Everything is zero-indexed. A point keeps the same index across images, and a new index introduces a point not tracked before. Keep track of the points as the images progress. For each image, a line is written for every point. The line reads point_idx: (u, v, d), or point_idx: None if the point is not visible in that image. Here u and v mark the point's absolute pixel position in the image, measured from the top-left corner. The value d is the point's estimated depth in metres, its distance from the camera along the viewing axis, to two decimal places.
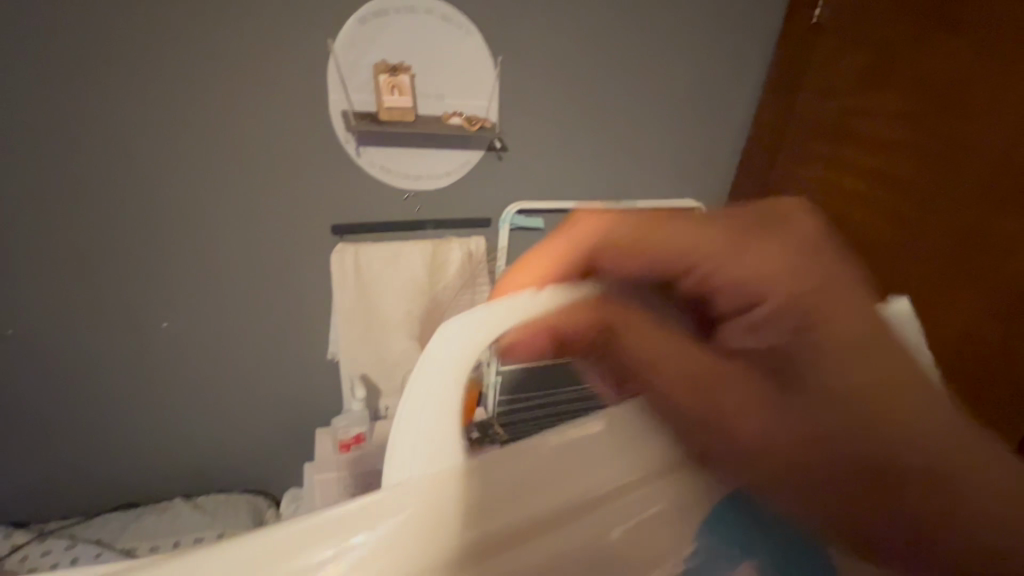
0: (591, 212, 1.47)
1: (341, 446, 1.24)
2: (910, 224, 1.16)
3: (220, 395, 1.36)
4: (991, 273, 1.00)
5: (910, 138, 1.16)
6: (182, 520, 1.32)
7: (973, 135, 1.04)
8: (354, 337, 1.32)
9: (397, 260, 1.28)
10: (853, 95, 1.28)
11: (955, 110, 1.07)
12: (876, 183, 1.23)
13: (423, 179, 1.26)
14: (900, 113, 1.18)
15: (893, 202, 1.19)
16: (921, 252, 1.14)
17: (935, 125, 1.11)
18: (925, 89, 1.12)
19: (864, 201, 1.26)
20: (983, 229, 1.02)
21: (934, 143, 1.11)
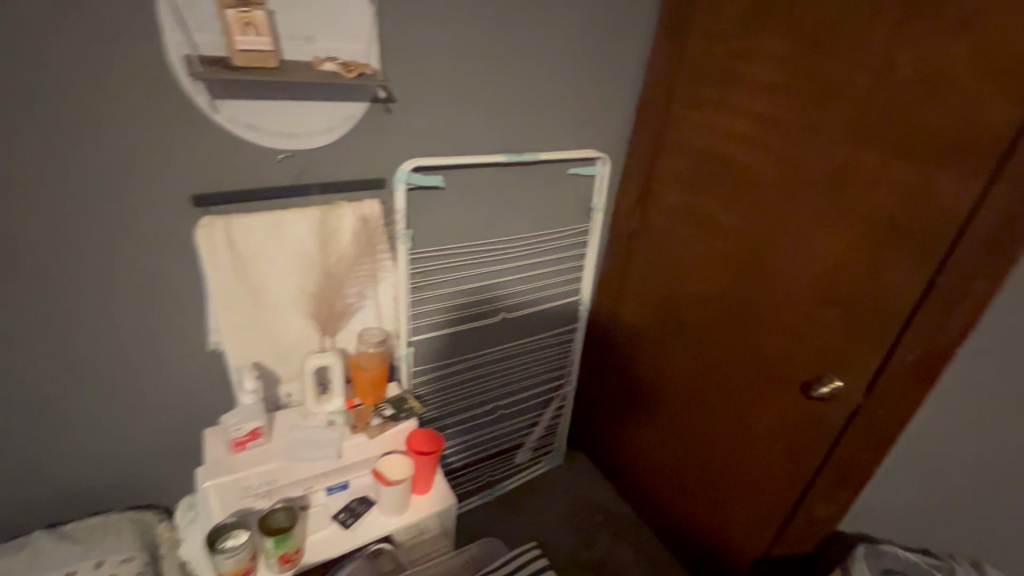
0: (493, 167, 1.40)
1: (236, 445, 1.09)
2: (776, 183, 1.26)
3: (77, 410, 1.15)
4: (839, 235, 1.15)
5: (781, 100, 1.23)
6: (47, 555, 1.13)
7: (833, 106, 1.13)
8: (239, 325, 1.17)
9: (281, 231, 1.14)
10: (734, 54, 1.32)
11: (817, 79, 1.15)
12: (749, 141, 1.31)
13: (299, 136, 1.10)
14: (774, 73, 1.24)
15: (763, 162, 1.29)
16: (783, 211, 1.25)
17: (800, 91, 1.19)
18: (796, 51, 1.18)
19: (738, 159, 1.34)
20: (835, 202, 1.15)
21: (800, 109, 1.19)
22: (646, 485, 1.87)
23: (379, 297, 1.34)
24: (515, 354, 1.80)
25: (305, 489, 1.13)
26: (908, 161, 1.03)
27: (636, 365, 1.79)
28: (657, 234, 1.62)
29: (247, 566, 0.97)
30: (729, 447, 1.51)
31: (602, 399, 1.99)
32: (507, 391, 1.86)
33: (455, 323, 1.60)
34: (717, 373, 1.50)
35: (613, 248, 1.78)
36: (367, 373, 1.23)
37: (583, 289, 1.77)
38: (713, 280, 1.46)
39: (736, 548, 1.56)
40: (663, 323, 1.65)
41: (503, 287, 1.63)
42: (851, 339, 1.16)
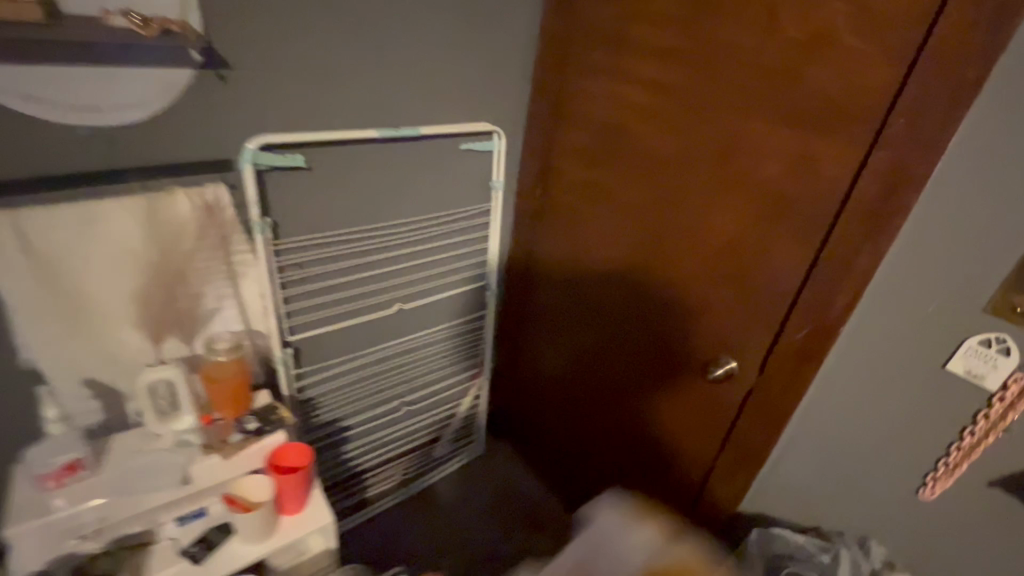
0: (367, 144, 1.25)
1: (47, 482, 0.90)
2: (667, 156, 1.19)
3: None
4: (728, 210, 1.10)
5: (668, 65, 1.15)
6: None
7: (718, 70, 1.05)
8: (50, 338, 0.98)
9: (93, 225, 0.95)
10: (621, 15, 1.22)
11: (702, 41, 1.07)
12: (639, 111, 1.23)
13: (105, 110, 0.92)
14: (660, 35, 1.15)
15: (654, 132, 1.21)
16: (676, 186, 1.19)
17: (686, 54, 1.11)
18: (680, 10, 1.10)
19: (630, 130, 1.26)
20: (723, 174, 1.09)
21: (687, 75, 1.11)
22: (566, 472, 1.82)
23: (242, 297, 1.17)
24: (419, 346, 1.67)
25: (148, 523, 0.98)
26: (790, 129, 0.97)
27: (549, 351, 1.71)
28: (561, 213, 1.52)
29: None
30: (640, 432, 1.46)
31: (519, 386, 1.91)
32: (415, 386, 1.74)
33: (343, 317, 1.45)
34: (625, 358, 1.43)
35: (520, 229, 1.68)
36: (222, 384, 1.07)
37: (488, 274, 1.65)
38: (617, 260, 1.38)
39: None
40: (572, 307, 1.57)
41: (395, 275, 1.49)
42: (744, 318, 1.12)
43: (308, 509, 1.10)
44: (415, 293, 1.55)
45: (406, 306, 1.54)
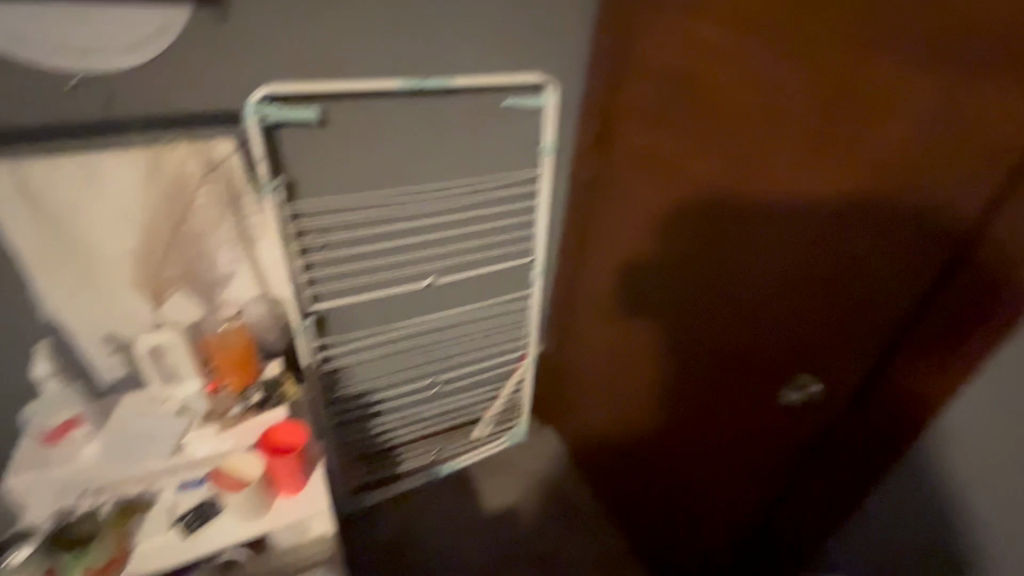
0: (392, 97, 1.11)
1: (46, 437, 0.91)
2: (737, 109, 0.90)
3: None
4: (818, 182, 0.80)
5: None
6: None
7: None
8: (61, 293, 0.98)
9: (93, 178, 0.91)
10: None
11: None
12: (705, 51, 0.95)
13: (98, 54, 0.85)
14: None
15: (721, 79, 0.92)
16: (747, 150, 0.90)
17: None
18: None
19: (693, 78, 0.99)
20: (812, 133, 0.80)
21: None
22: (612, 478, 1.62)
23: (257, 261, 1.11)
24: (456, 323, 1.53)
25: (146, 486, 0.97)
26: (923, 62, 0.66)
27: (598, 340, 1.50)
28: (619, 181, 1.27)
29: None
30: (691, 449, 1.22)
31: (568, 374, 1.72)
32: (450, 364, 1.62)
33: (371, 288, 1.33)
34: (678, 360, 1.18)
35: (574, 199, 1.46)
36: (224, 351, 1.03)
37: (536, 247, 1.45)
38: (677, 241, 1.11)
39: (697, 559, 1.32)
40: (624, 291, 1.33)
41: (428, 246, 1.34)
42: (834, 328, 0.84)
43: (305, 492, 1.02)
44: (450, 266, 1.40)
45: (440, 281, 1.40)
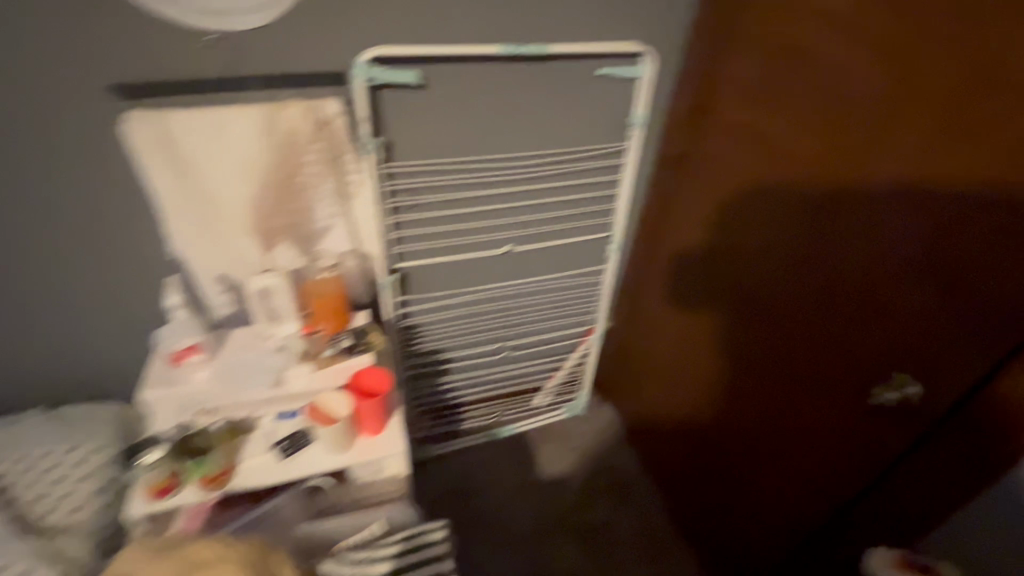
0: (489, 63, 1.12)
1: (172, 358, 1.04)
2: (859, 81, 0.82)
3: (47, 306, 1.16)
4: (947, 166, 0.72)
5: None
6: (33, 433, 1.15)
7: None
8: (188, 234, 1.09)
9: (220, 131, 1.00)
10: None
11: None
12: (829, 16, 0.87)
13: (225, 14, 0.90)
14: None
15: (844, 46, 0.84)
16: (866, 127, 0.82)
17: None
18: None
19: (812, 46, 0.91)
20: (948, 109, 0.71)
21: None
22: (670, 464, 1.60)
23: (352, 216, 1.18)
24: (528, 291, 1.56)
25: (250, 411, 1.09)
26: None
27: (668, 324, 1.47)
28: (708, 159, 1.22)
29: (169, 480, 0.96)
30: (755, 441, 1.19)
31: (633, 353, 1.71)
32: (517, 332, 1.65)
33: (450, 251, 1.38)
34: (751, 349, 1.14)
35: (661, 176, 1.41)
36: (320, 297, 1.12)
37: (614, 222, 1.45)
38: (764, 226, 1.06)
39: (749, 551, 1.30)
40: (700, 276, 1.29)
41: (507, 215, 1.37)
42: (948, 328, 0.76)
43: (384, 434, 1.10)
44: (528, 235, 1.43)
45: (518, 248, 1.44)
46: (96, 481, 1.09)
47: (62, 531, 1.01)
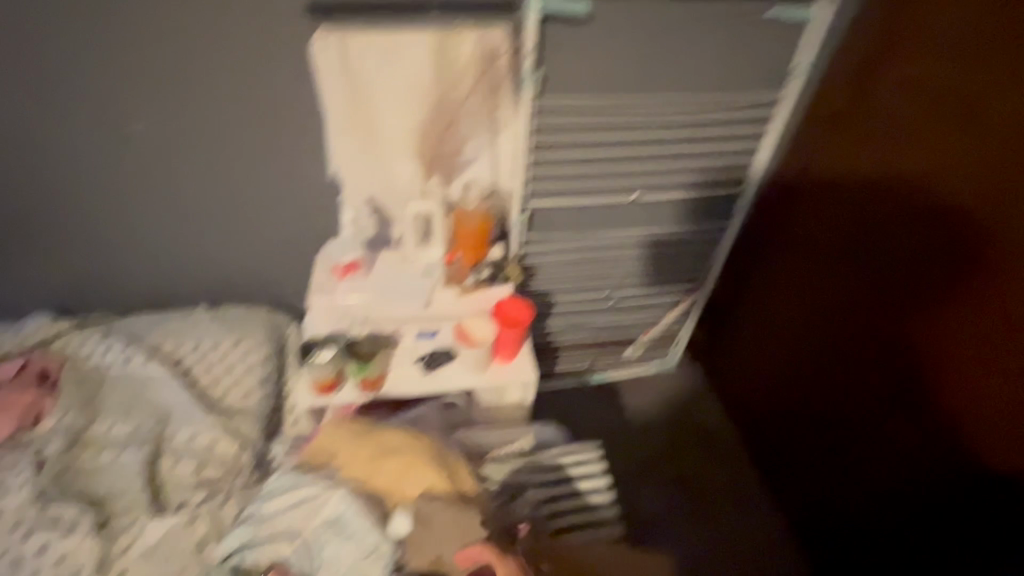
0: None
1: (335, 270, 1.12)
2: None
3: (216, 213, 1.25)
4: None
5: None
6: (203, 327, 1.29)
7: None
8: (351, 157, 1.15)
9: (396, 55, 1.04)
10: None
11: None
12: None
13: None
14: None
15: None
16: None
17: None
18: None
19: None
20: None
21: None
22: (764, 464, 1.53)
23: (498, 151, 1.20)
24: (642, 240, 1.48)
25: (396, 327, 1.17)
26: None
27: (771, 301, 1.40)
28: (850, 128, 1.11)
29: (334, 377, 1.06)
30: (867, 430, 1.13)
31: (726, 331, 1.63)
32: (622, 283, 1.58)
33: (576, 195, 1.36)
34: (879, 334, 1.07)
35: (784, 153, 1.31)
36: (469, 225, 1.18)
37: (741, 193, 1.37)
38: (917, 203, 0.97)
39: (841, 540, 1.26)
40: (825, 262, 1.20)
41: (642, 161, 1.33)
42: None
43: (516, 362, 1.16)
44: (660, 185, 1.38)
45: (647, 198, 1.40)
46: (259, 374, 1.23)
47: (237, 412, 1.15)
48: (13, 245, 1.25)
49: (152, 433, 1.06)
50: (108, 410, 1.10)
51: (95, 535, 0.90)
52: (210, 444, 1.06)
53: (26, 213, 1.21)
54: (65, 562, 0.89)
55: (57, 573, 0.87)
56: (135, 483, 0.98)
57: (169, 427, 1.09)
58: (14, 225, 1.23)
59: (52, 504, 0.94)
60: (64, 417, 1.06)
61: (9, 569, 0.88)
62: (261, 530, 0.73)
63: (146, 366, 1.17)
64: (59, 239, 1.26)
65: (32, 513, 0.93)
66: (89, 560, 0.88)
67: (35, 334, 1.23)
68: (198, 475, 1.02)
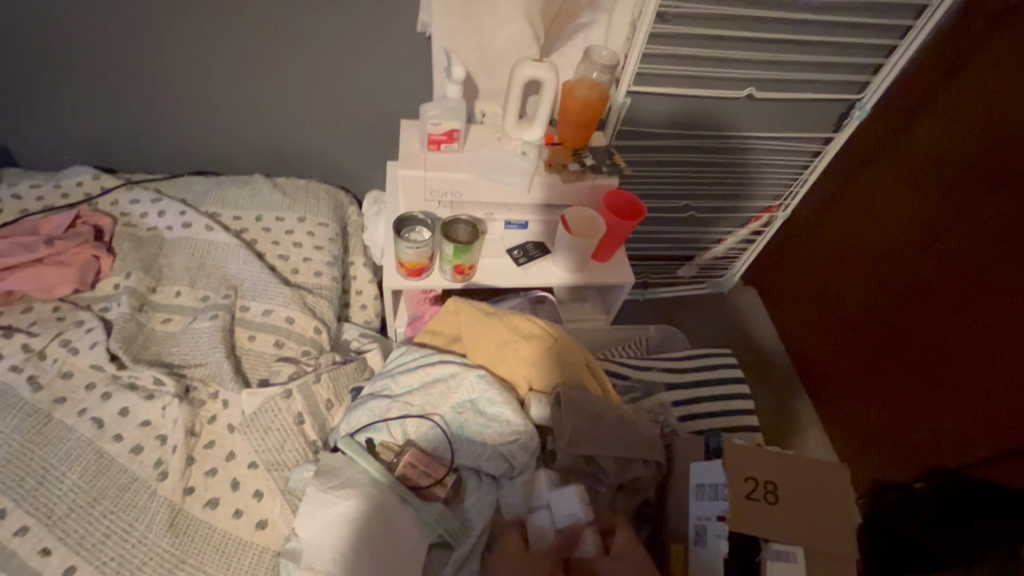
0: None
1: (429, 143, 0.99)
2: None
3: (285, 67, 1.12)
4: None
5: None
6: (264, 197, 1.18)
7: None
8: (449, 5, 0.95)
9: None
10: None
11: None
12: None
13: None
14: None
15: None
16: None
17: None
18: None
19: None
20: None
21: None
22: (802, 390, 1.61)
23: (616, 15, 1.02)
24: (738, 148, 1.38)
25: (486, 214, 1.07)
26: None
27: (852, 244, 1.41)
28: (994, 72, 1.05)
29: (424, 263, 0.95)
30: (908, 373, 1.25)
31: (794, 268, 1.64)
32: (703, 193, 1.51)
33: (682, 78, 1.20)
34: (944, 282, 1.16)
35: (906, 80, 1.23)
36: (579, 106, 0.99)
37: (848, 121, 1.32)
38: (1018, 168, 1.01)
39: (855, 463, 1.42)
40: (921, 203, 1.21)
41: (765, 50, 1.17)
42: None
43: (610, 264, 1.08)
44: (776, 80, 1.23)
45: (758, 95, 1.25)
46: (329, 254, 1.13)
47: (312, 290, 1.07)
48: (53, 83, 1.11)
49: (225, 302, 0.97)
50: (176, 274, 1.02)
51: (181, 400, 0.84)
52: (287, 320, 0.99)
53: (67, 45, 1.05)
54: (150, 427, 0.82)
55: (145, 436, 0.82)
56: (216, 352, 0.90)
57: (242, 298, 1.00)
58: (51, 58, 1.07)
59: (129, 365, 0.87)
60: (129, 276, 0.98)
61: (90, 427, 0.81)
62: (392, 408, 0.66)
63: (211, 233, 1.07)
64: (105, 81, 1.11)
65: (109, 372, 0.87)
66: (176, 425, 0.82)
67: (82, 188, 1.12)
68: (280, 349, 0.96)
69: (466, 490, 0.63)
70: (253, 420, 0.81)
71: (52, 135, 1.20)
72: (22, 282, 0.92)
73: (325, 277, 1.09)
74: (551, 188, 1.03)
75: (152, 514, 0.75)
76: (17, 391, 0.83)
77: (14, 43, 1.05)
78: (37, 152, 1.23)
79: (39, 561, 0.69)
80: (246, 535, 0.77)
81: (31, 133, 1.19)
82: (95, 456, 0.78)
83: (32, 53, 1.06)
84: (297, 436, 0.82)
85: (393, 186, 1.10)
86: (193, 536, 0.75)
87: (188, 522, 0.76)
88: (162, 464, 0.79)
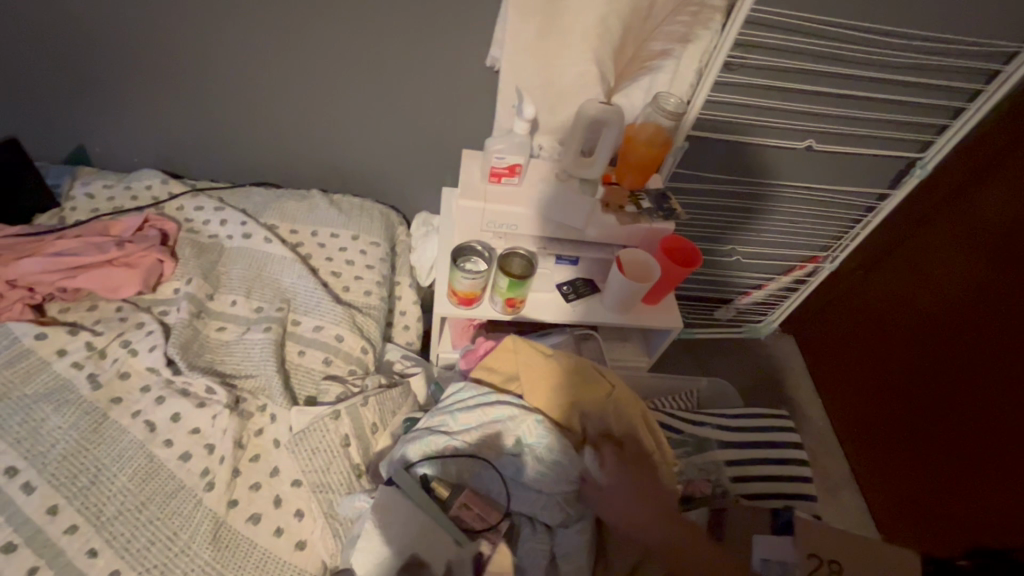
0: None
1: (491, 176, 1.00)
2: None
3: (356, 93, 1.16)
4: None
5: None
6: (320, 213, 1.21)
7: None
8: (522, 45, 0.97)
9: None
10: None
11: None
12: None
13: None
14: None
15: None
16: None
17: None
18: None
19: None
20: None
21: None
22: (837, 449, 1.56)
23: (683, 64, 1.03)
24: (788, 197, 1.38)
25: (538, 247, 1.08)
26: None
27: (902, 303, 1.37)
28: None
29: (477, 293, 0.96)
30: (953, 445, 1.20)
31: (836, 321, 1.61)
32: (748, 238, 1.50)
33: (742, 126, 1.20)
34: (995, 356, 1.13)
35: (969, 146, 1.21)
36: (641, 149, 0.99)
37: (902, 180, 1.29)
38: None
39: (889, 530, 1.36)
40: (977, 270, 1.18)
41: (830, 104, 1.16)
42: None
43: (658, 306, 1.08)
44: (837, 135, 1.22)
45: (817, 149, 1.24)
46: (379, 273, 1.15)
47: (361, 309, 1.09)
48: (138, 90, 1.16)
49: (278, 315, 0.99)
50: (233, 283, 1.05)
51: (231, 411, 0.85)
52: (337, 338, 1.00)
53: (156, 57, 1.11)
54: (199, 435, 0.83)
55: (193, 444, 0.82)
56: (267, 365, 0.91)
57: (294, 312, 1.02)
58: (138, 68, 1.13)
59: (184, 371, 0.89)
60: (190, 283, 1.00)
61: (142, 430, 0.82)
62: (449, 445, 0.68)
63: (270, 245, 1.10)
64: (184, 92, 1.16)
65: (164, 376, 0.89)
66: (226, 437, 0.83)
67: (150, 191, 1.17)
68: (327, 366, 0.97)
69: (521, 537, 0.65)
70: (302, 438, 0.82)
71: (127, 137, 1.25)
72: (90, 280, 0.96)
73: (375, 297, 1.11)
74: (604, 229, 1.02)
75: (196, 524, 0.76)
76: (76, 387, 0.85)
77: (106, 51, 1.10)
78: (110, 152, 1.28)
79: (86, 562, 0.70)
80: (286, 555, 0.77)
81: (107, 134, 1.24)
82: (146, 460, 0.80)
83: (118, 61, 1.12)
84: (342, 458, 0.83)
85: (449, 213, 1.12)
86: (234, 551, 0.76)
87: (230, 536, 0.77)
88: (209, 474, 0.80)
